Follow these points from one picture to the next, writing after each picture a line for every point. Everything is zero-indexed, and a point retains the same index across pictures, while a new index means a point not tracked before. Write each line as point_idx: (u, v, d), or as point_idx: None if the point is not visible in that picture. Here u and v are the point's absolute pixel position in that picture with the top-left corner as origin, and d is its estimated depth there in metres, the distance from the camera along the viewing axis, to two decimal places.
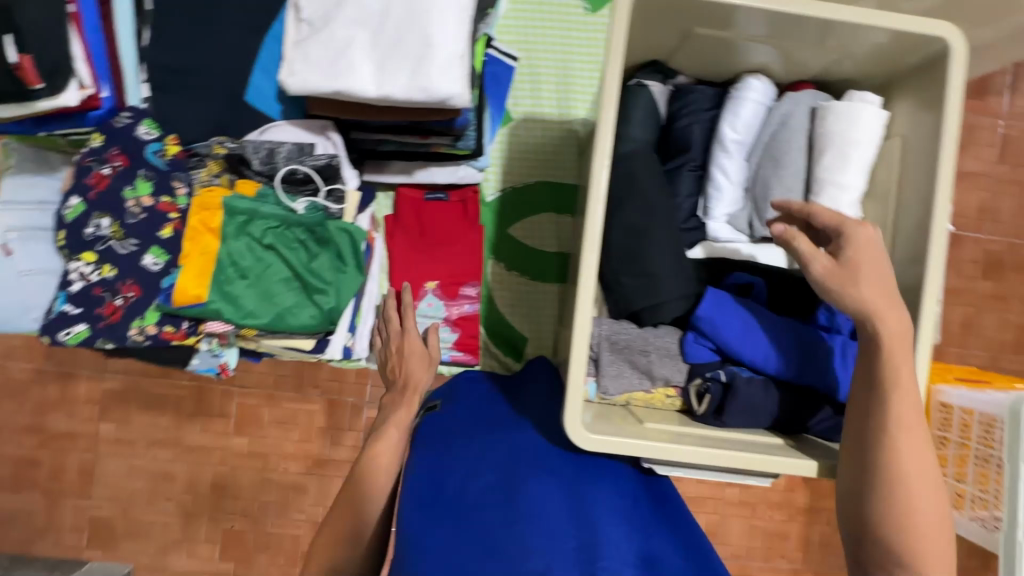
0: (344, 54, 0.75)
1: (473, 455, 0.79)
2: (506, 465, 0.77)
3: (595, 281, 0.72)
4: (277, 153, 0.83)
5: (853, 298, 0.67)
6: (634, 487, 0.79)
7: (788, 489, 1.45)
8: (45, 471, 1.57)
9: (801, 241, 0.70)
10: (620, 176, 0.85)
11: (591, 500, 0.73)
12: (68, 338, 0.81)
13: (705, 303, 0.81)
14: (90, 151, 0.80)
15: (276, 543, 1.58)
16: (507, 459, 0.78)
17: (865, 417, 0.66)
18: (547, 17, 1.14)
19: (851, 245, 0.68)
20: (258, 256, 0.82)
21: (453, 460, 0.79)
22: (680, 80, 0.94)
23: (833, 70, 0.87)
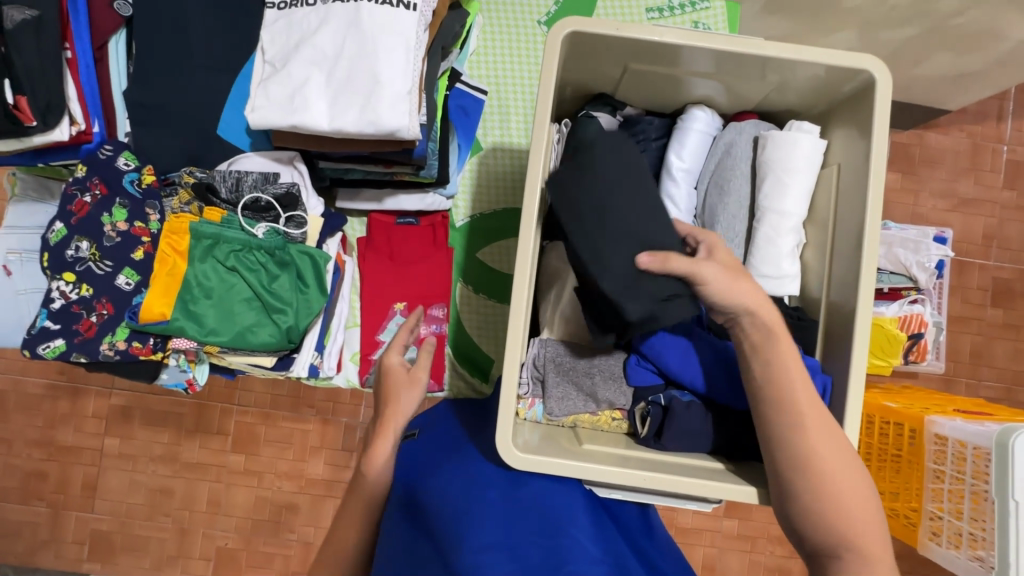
0: (300, 92, 0.82)
1: (442, 479, 0.79)
2: (470, 488, 0.77)
3: (530, 295, 0.75)
4: (243, 182, 0.90)
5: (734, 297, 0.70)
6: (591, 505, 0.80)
7: None
8: (52, 483, 1.64)
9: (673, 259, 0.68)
10: None
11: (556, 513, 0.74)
12: (46, 352, 0.86)
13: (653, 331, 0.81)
14: (74, 181, 0.88)
15: (270, 561, 1.61)
16: (472, 486, 0.77)
17: (762, 435, 0.70)
18: (513, 53, 1.20)
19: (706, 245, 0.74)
20: (222, 277, 0.87)
21: (430, 488, 0.79)
22: (628, 112, 0.97)
23: (777, 100, 0.89)
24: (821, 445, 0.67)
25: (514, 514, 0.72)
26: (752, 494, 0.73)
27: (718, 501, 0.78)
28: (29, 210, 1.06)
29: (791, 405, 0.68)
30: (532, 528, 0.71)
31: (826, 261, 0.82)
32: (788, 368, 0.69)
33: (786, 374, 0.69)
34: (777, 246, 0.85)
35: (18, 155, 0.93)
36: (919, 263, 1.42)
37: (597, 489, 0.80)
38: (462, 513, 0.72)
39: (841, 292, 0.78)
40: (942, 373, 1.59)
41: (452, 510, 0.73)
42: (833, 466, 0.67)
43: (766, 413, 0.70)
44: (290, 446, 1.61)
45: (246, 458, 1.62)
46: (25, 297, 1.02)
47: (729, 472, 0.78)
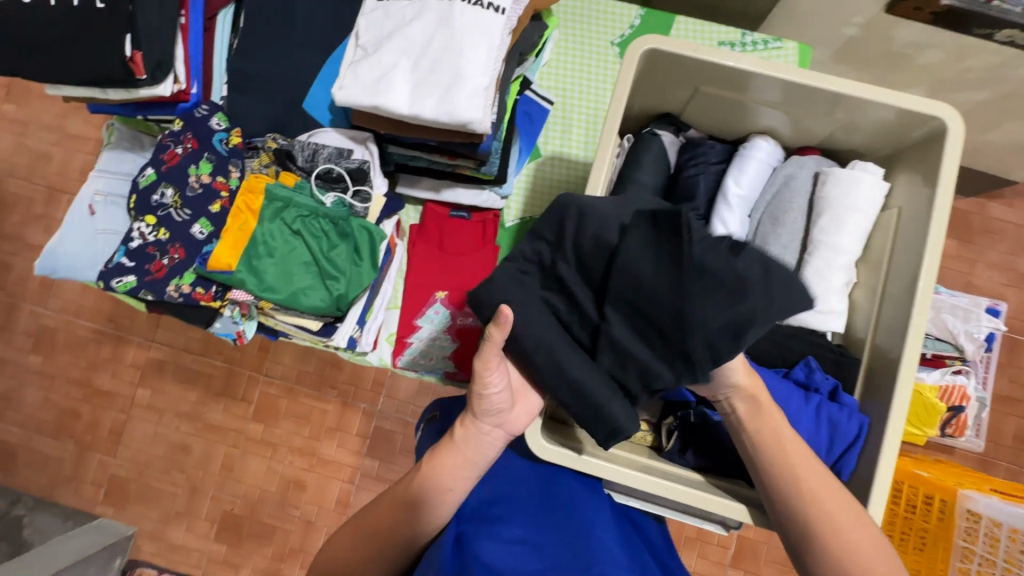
0: (386, 76, 0.88)
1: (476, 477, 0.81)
2: (494, 494, 0.78)
3: None
4: (319, 154, 0.98)
5: None
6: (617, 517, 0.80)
7: None
8: (83, 423, 1.72)
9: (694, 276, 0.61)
10: None
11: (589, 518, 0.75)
12: (118, 285, 0.92)
13: None
14: (170, 134, 0.96)
15: (270, 533, 1.64)
16: (500, 485, 0.80)
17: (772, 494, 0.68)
18: (585, 70, 1.24)
19: None
20: (286, 239, 0.93)
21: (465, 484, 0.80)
22: (692, 134, 0.99)
23: (841, 140, 0.90)
24: (833, 509, 0.64)
25: (543, 520, 0.73)
26: (743, 513, 0.72)
27: (739, 524, 0.78)
28: (118, 157, 1.15)
29: (782, 469, 0.67)
30: (562, 528, 0.72)
31: (875, 303, 0.82)
32: (777, 430, 0.69)
33: (776, 442, 0.68)
34: (826, 281, 0.84)
35: (123, 106, 1.02)
36: (968, 333, 1.37)
37: (614, 496, 0.83)
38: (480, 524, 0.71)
39: (888, 336, 0.77)
40: (980, 453, 1.52)
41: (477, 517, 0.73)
42: (851, 533, 0.63)
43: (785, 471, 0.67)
44: (307, 422, 1.65)
45: (264, 428, 1.67)
46: (102, 236, 1.10)
47: (707, 484, 0.77)
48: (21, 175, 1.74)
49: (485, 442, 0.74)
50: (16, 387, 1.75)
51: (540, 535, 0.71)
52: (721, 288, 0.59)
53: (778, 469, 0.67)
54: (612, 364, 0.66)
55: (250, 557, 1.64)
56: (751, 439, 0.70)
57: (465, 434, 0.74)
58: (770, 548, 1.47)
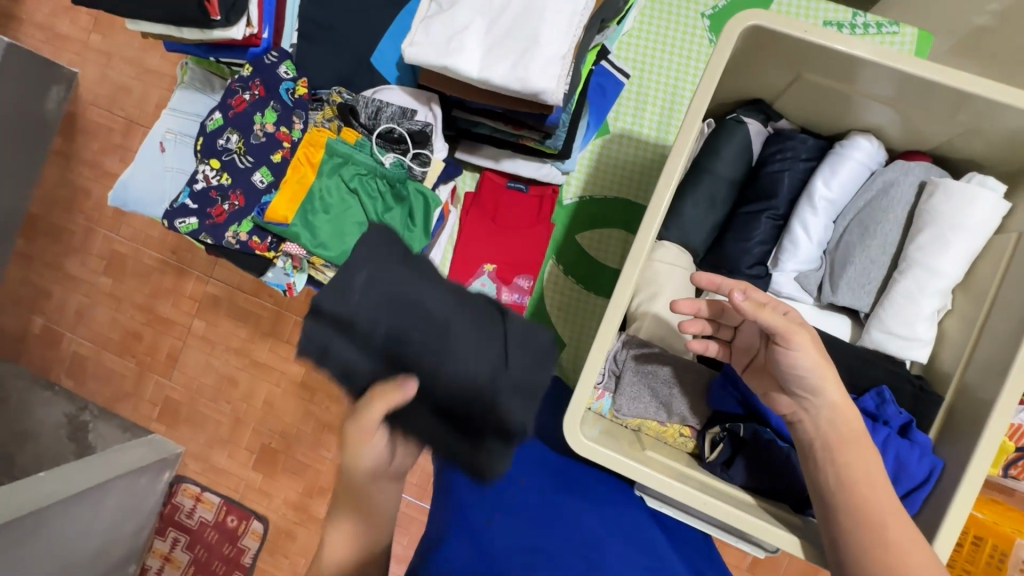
0: (458, 36, 0.83)
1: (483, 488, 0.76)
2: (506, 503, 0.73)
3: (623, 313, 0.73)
4: (382, 112, 0.95)
5: (784, 357, 0.63)
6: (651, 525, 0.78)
7: None
8: (144, 345, 1.84)
9: (764, 313, 0.62)
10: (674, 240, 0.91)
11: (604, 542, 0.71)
12: (182, 226, 0.94)
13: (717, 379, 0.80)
14: (239, 78, 0.96)
15: (302, 470, 1.72)
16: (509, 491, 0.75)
17: (830, 531, 0.62)
18: (669, 41, 1.15)
19: (785, 341, 0.62)
20: (343, 197, 0.93)
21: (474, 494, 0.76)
22: (782, 125, 0.92)
23: (959, 146, 0.78)
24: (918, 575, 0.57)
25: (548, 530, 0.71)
26: (794, 544, 0.66)
27: (776, 549, 0.74)
28: (189, 97, 1.17)
29: (873, 516, 0.60)
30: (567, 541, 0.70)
31: (970, 337, 0.74)
32: (871, 473, 0.62)
33: (867, 481, 0.61)
34: (915, 306, 0.77)
35: (196, 47, 1.03)
36: None
37: (648, 500, 0.78)
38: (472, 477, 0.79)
39: (978, 374, 0.70)
40: None
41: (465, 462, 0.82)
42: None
43: (842, 507, 0.61)
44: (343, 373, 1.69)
45: (305, 372, 1.72)
46: (170, 174, 1.14)
47: (758, 508, 0.72)
48: (102, 105, 1.81)
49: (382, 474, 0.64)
50: (88, 304, 1.87)
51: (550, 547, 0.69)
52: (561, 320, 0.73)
53: (865, 517, 0.60)
54: (453, 383, 0.60)
55: (282, 489, 1.73)
56: (839, 473, 0.63)
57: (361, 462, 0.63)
58: (792, 562, 1.38)
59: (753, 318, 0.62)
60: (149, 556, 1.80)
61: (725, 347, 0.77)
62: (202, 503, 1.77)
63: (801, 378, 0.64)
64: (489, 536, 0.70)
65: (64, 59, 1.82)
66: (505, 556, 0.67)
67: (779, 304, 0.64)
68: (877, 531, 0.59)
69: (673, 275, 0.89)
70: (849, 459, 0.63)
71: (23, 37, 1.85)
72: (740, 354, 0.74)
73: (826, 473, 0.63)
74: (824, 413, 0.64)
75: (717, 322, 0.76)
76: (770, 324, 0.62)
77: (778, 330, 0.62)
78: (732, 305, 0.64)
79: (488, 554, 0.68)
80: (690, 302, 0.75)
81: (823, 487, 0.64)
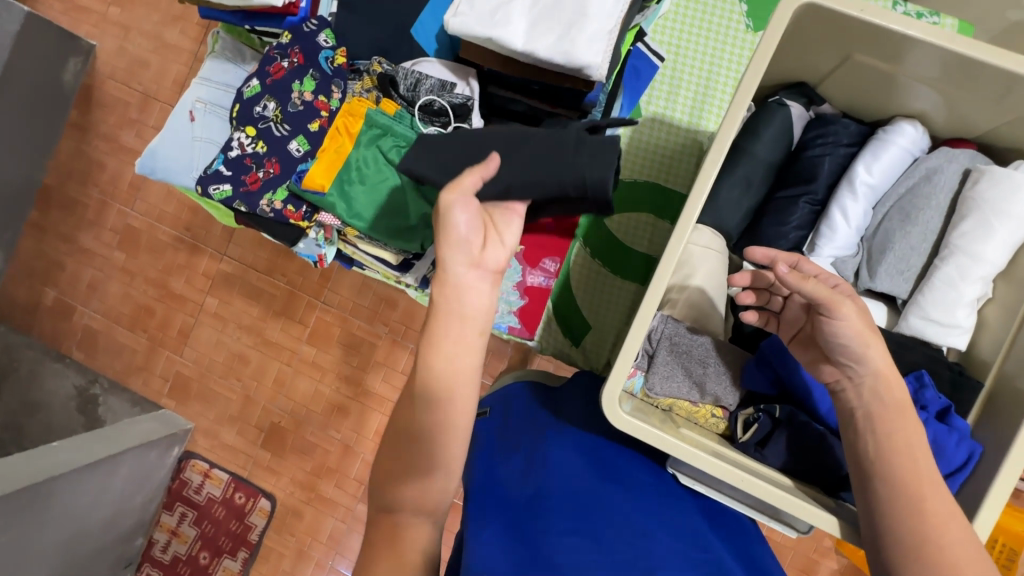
0: (503, 8, 0.83)
1: (520, 468, 0.78)
2: (546, 480, 0.74)
3: (666, 287, 0.73)
4: (421, 84, 0.95)
5: (833, 330, 0.66)
6: (685, 506, 0.78)
7: None
8: (156, 320, 1.84)
9: (814, 285, 0.65)
10: (709, 223, 0.92)
11: (649, 525, 0.70)
12: (215, 193, 0.95)
13: (761, 357, 0.80)
14: (278, 46, 0.96)
15: (310, 449, 1.73)
16: (552, 468, 0.75)
17: (867, 502, 0.62)
18: (707, 25, 1.14)
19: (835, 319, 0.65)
20: (379, 168, 0.92)
21: (512, 475, 0.78)
22: (824, 110, 0.92)
23: (1004, 133, 0.78)
24: (957, 546, 0.57)
25: (591, 511, 0.70)
26: (831, 524, 0.67)
27: (809, 529, 0.74)
28: (220, 67, 1.16)
29: (913, 485, 0.60)
30: (614, 520, 0.69)
31: (1011, 326, 0.74)
32: (914, 446, 0.61)
33: (910, 454, 0.61)
34: (955, 292, 0.77)
35: (232, 15, 1.02)
36: None
37: (680, 478, 0.78)
38: (503, 453, 0.83)
39: (1018, 364, 0.70)
40: None
41: (495, 439, 0.87)
42: (962, 556, 0.57)
43: (882, 477, 0.61)
44: (357, 353, 1.70)
45: (316, 352, 1.72)
46: (199, 144, 1.13)
47: (797, 491, 0.71)
48: (120, 78, 1.80)
49: (473, 288, 0.69)
50: (100, 278, 1.87)
51: (597, 524, 0.69)
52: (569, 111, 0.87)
53: (906, 486, 0.60)
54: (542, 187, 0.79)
55: (290, 467, 1.74)
56: (879, 442, 0.63)
57: (445, 294, 0.68)
58: (796, 557, 1.41)
59: (797, 289, 0.66)
60: (156, 529, 1.81)
61: (773, 318, 0.77)
62: (210, 479, 1.79)
63: (841, 345, 0.66)
64: (524, 499, 0.72)
65: (83, 31, 1.81)
66: (537, 512, 0.69)
67: (828, 278, 0.69)
68: (917, 500, 0.59)
69: (707, 258, 0.89)
70: (893, 431, 0.62)
71: (42, 7, 1.83)
72: (788, 326, 0.75)
73: (867, 442, 0.63)
74: (867, 382, 0.65)
75: (766, 293, 0.77)
76: (813, 294, 0.65)
77: (823, 300, 0.65)
78: (777, 278, 0.67)
79: (522, 516, 0.70)
80: (744, 274, 0.77)
81: (863, 456, 0.64)
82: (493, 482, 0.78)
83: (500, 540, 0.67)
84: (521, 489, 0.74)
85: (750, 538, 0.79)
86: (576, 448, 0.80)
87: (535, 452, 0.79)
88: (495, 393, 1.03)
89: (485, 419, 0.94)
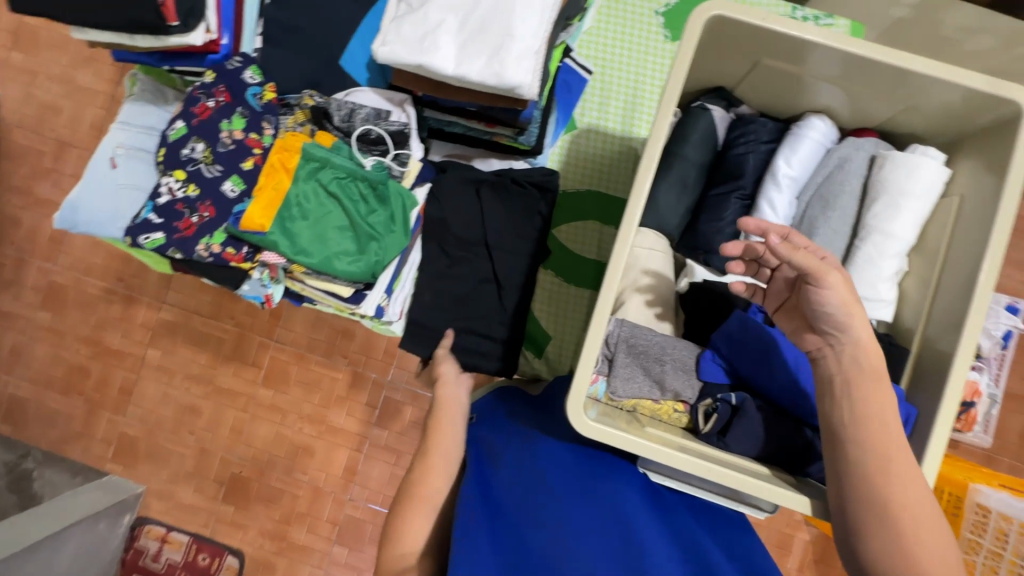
0: (431, 35, 0.84)
1: (511, 469, 0.75)
2: (531, 482, 0.72)
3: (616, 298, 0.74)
4: (355, 114, 0.96)
5: (818, 299, 0.68)
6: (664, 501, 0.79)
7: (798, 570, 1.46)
8: (93, 380, 1.71)
9: (805, 255, 0.68)
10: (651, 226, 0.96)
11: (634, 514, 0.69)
12: (146, 242, 0.90)
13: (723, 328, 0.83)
14: (201, 85, 0.93)
15: (277, 496, 1.65)
16: (539, 467, 0.74)
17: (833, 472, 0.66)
18: (629, 38, 1.20)
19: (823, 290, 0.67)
20: (321, 202, 0.91)
21: (503, 475, 0.75)
22: (743, 110, 0.97)
23: (899, 121, 0.86)
24: (912, 500, 0.62)
25: (579, 505, 0.69)
26: (797, 501, 0.70)
27: (775, 508, 0.77)
28: (140, 109, 1.11)
29: (875, 449, 0.64)
30: (601, 515, 0.68)
31: (927, 295, 0.81)
32: (877, 410, 0.65)
33: (878, 416, 0.65)
34: (876, 268, 0.83)
35: (148, 56, 0.98)
36: (985, 329, 1.36)
37: (651, 476, 0.80)
38: (491, 455, 0.81)
39: (938, 328, 0.76)
40: (985, 449, 1.43)
41: (481, 441, 0.86)
42: (915, 508, 0.62)
43: (852, 441, 0.65)
44: (317, 390, 1.64)
45: (273, 393, 1.66)
46: (124, 191, 1.07)
47: (773, 478, 0.75)
48: (29, 127, 1.69)
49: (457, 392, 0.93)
50: (24, 342, 1.72)
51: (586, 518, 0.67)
52: (514, 215, 1.06)
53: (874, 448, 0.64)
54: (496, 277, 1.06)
55: (257, 518, 1.65)
56: (853, 407, 0.66)
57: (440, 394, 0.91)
58: (769, 533, 1.47)
59: (787, 259, 0.68)
60: None
61: (759, 291, 0.79)
62: (169, 544, 1.66)
63: (827, 315, 0.68)
64: (512, 504, 0.70)
65: None
66: (525, 515, 0.68)
67: (818, 249, 0.70)
68: (874, 464, 0.63)
69: (652, 259, 0.94)
70: (863, 396, 0.66)
71: None
72: (772, 297, 0.77)
73: (840, 409, 0.66)
74: (848, 349, 0.68)
75: (755, 265, 0.78)
76: (803, 264, 0.67)
77: (811, 269, 0.67)
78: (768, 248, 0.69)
79: (513, 521, 0.68)
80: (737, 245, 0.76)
81: (837, 422, 0.67)
82: (483, 485, 0.75)
83: (491, 546, 0.64)
84: (511, 488, 0.73)
85: (732, 523, 0.82)
86: (560, 447, 0.79)
87: (521, 453, 0.78)
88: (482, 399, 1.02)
89: (472, 426, 0.92)
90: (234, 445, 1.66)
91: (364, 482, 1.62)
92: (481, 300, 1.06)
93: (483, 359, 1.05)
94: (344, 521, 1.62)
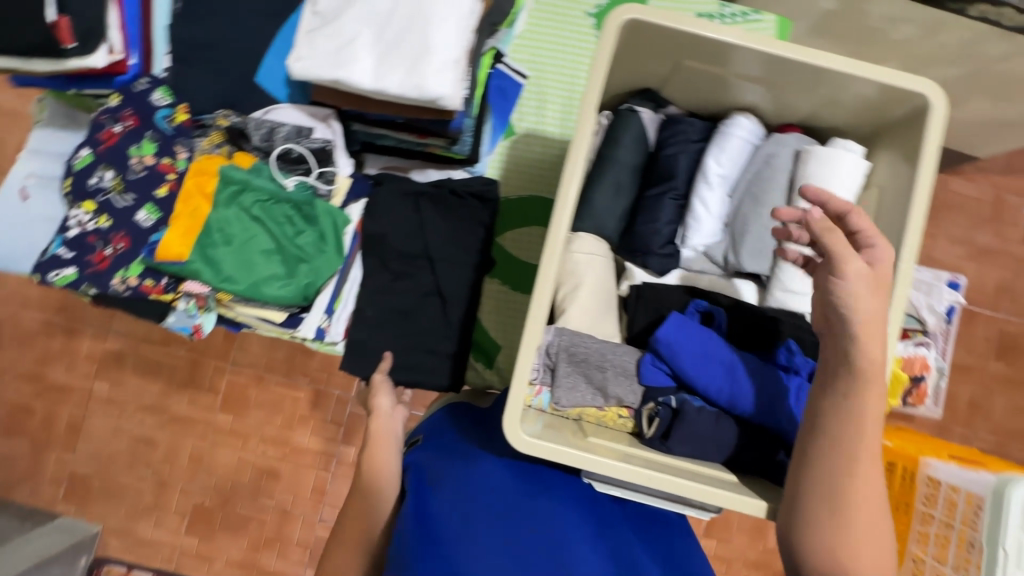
0: (347, 48, 0.82)
1: (451, 495, 0.72)
2: (470, 509, 0.69)
3: (546, 310, 0.73)
4: (276, 132, 0.93)
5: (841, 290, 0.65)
6: (609, 512, 0.78)
7: (772, 552, 1.49)
8: (36, 420, 1.62)
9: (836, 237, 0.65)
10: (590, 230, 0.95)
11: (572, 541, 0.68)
12: (57, 279, 0.87)
13: (667, 326, 0.82)
14: (106, 110, 0.91)
15: (244, 524, 1.59)
16: (478, 493, 0.71)
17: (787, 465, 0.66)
18: (562, 40, 1.18)
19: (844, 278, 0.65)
20: (245, 225, 0.88)
21: (443, 501, 0.72)
22: (671, 111, 0.97)
23: (820, 116, 0.87)
24: (860, 488, 0.63)
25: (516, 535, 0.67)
26: (733, 502, 0.70)
27: (718, 510, 0.77)
28: (53, 136, 1.05)
29: (825, 440, 0.65)
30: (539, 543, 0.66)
31: None
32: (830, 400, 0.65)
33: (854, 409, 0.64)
34: None
35: (52, 80, 0.93)
36: (929, 305, 1.37)
37: (596, 486, 0.79)
38: (432, 477, 0.77)
39: None
40: (938, 420, 1.48)
41: (423, 465, 0.81)
42: (861, 494, 0.63)
43: (814, 434, 0.65)
44: (278, 412, 1.58)
45: (232, 418, 1.59)
46: (38, 223, 1.01)
47: (734, 485, 0.73)
48: None
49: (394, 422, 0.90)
50: None
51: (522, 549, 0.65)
52: (457, 228, 1.02)
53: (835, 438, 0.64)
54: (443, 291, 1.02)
55: (224, 548, 1.59)
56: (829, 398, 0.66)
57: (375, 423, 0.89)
58: (742, 518, 1.49)
59: (819, 236, 0.66)
60: None
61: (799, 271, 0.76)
62: None
63: (837, 305, 0.66)
64: (450, 531, 0.67)
65: None
66: (462, 545, 0.65)
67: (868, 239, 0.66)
68: (821, 454, 0.64)
69: (590, 263, 0.93)
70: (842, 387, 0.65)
71: None
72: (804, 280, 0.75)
73: (823, 398, 0.66)
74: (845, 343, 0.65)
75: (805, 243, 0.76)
76: (831, 246, 0.65)
77: (838, 252, 0.65)
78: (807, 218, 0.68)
79: (450, 553, 0.64)
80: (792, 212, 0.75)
81: (817, 411, 0.66)
82: (422, 512, 0.71)
83: None
84: (450, 515, 0.69)
85: (674, 531, 0.82)
86: (501, 470, 0.76)
87: (462, 476, 0.75)
88: (431, 418, 0.99)
89: (415, 449, 0.88)
90: (194, 475, 1.60)
91: (334, 501, 1.57)
92: (429, 313, 1.02)
93: (430, 375, 1.01)
94: (316, 543, 1.57)
